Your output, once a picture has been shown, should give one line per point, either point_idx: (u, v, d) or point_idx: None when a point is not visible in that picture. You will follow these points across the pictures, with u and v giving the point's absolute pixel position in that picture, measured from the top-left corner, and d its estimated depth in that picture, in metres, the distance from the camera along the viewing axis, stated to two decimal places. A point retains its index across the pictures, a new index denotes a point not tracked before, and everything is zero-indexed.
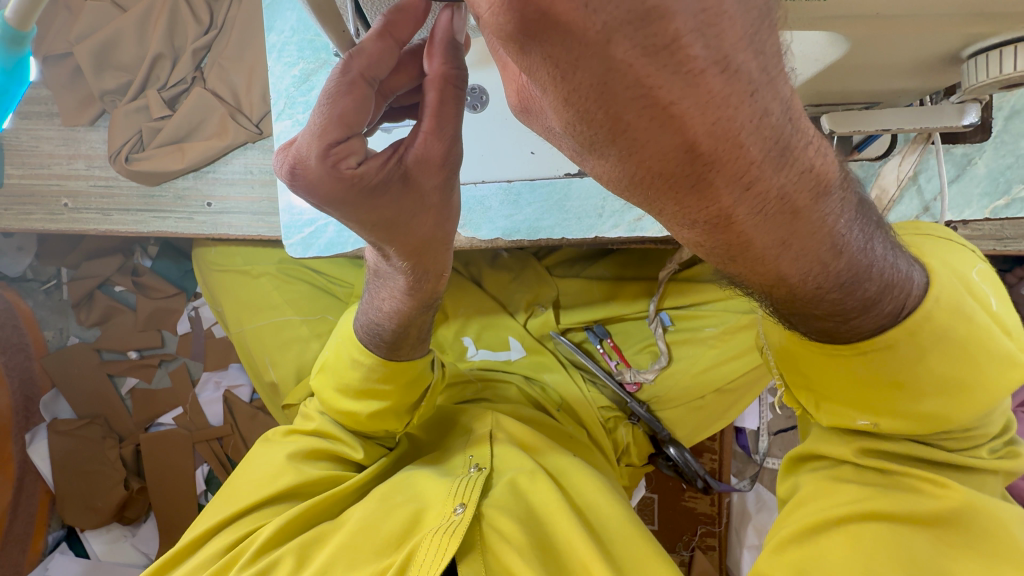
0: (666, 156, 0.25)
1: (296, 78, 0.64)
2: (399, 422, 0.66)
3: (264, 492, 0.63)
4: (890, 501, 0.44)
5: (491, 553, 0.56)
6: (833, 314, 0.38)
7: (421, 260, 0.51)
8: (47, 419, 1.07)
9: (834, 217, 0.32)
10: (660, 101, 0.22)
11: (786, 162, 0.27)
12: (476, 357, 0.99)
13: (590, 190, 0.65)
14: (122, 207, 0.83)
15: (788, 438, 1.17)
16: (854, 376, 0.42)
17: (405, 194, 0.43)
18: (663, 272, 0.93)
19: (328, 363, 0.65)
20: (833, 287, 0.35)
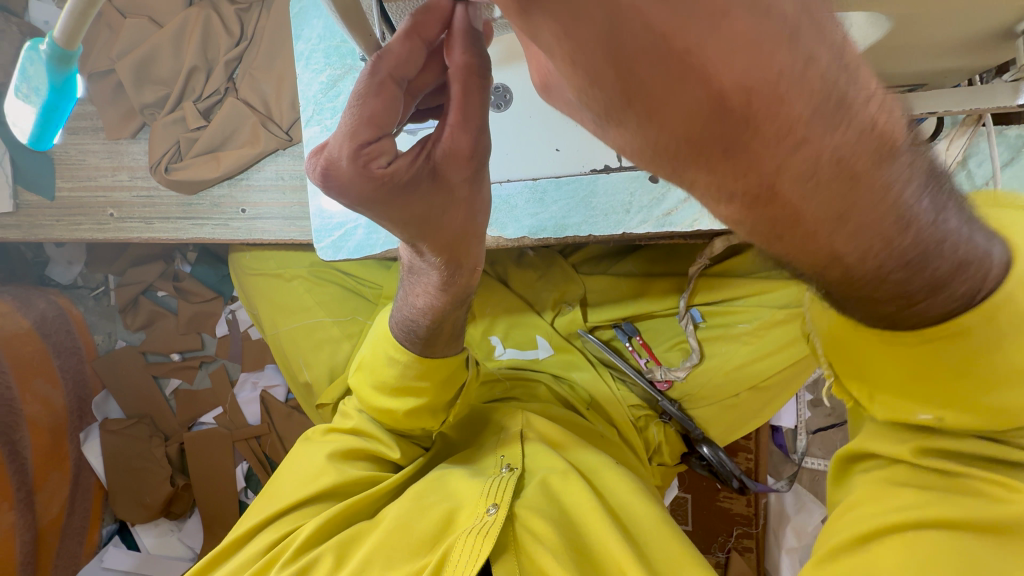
0: (692, 116, 0.23)
1: (324, 84, 0.65)
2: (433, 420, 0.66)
3: (306, 489, 0.65)
4: (945, 505, 0.42)
5: (526, 554, 0.56)
6: (896, 296, 0.34)
7: (455, 251, 0.51)
8: (98, 419, 1.13)
9: (897, 185, 0.28)
10: (676, 51, 0.21)
11: (839, 118, 0.24)
12: (504, 356, 0.99)
13: (616, 185, 0.64)
14: (163, 215, 0.87)
15: (828, 437, 1.14)
16: (917, 364, 0.39)
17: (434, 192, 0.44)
18: (692, 268, 0.90)
19: (365, 361, 0.66)
20: (899, 266, 0.31)
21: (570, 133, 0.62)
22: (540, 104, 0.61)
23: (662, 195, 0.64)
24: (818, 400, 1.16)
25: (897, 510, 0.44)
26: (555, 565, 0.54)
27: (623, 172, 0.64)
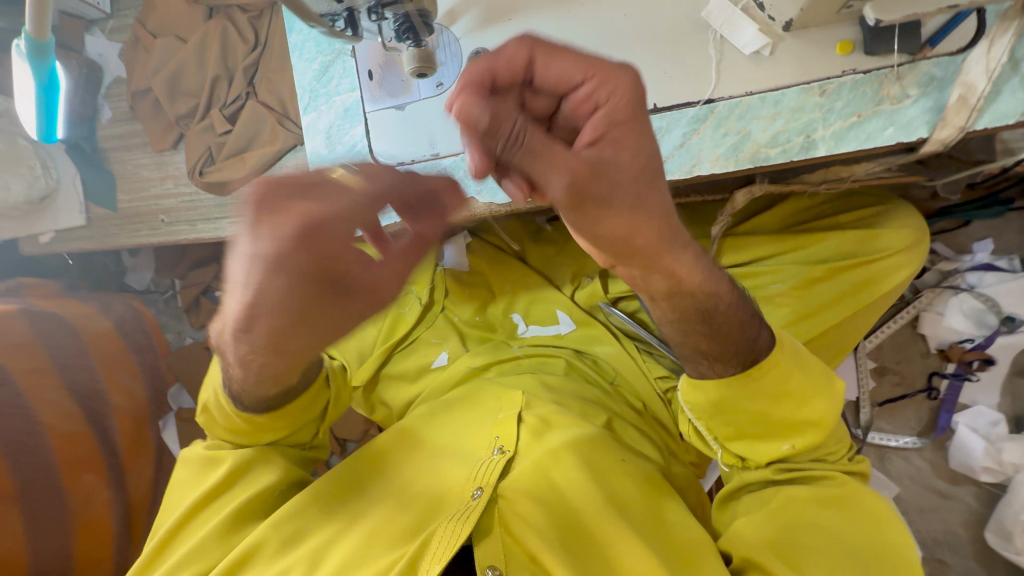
0: (620, 235, 0.41)
1: (317, 71, 0.69)
2: (315, 428, 0.68)
3: (209, 483, 0.64)
4: (809, 490, 0.57)
5: (509, 534, 0.57)
6: (718, 355, 0.53)
7: (313, 337, 0.40)
8: (174, 408, 1.28)
9: (730, 306, 0.50)
10: (630, 192, 0.40)
11: (686, 255, 0.45)
12: (527, 334, 0.98)
13: None
14: (204, 217, 0.95)
15: (896, 409, 1.05)
16: (750, 407, 0.55)
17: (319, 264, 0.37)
18: (715, 228, 0.83)
19: (211, 403, 0.64)
20: (715, 338, 0.51)
21: None
22: None
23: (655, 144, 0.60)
24: (883, 368, 1.05)
25: (782, 509, 0.56)
26: (545, 549, 0.55)
27: None
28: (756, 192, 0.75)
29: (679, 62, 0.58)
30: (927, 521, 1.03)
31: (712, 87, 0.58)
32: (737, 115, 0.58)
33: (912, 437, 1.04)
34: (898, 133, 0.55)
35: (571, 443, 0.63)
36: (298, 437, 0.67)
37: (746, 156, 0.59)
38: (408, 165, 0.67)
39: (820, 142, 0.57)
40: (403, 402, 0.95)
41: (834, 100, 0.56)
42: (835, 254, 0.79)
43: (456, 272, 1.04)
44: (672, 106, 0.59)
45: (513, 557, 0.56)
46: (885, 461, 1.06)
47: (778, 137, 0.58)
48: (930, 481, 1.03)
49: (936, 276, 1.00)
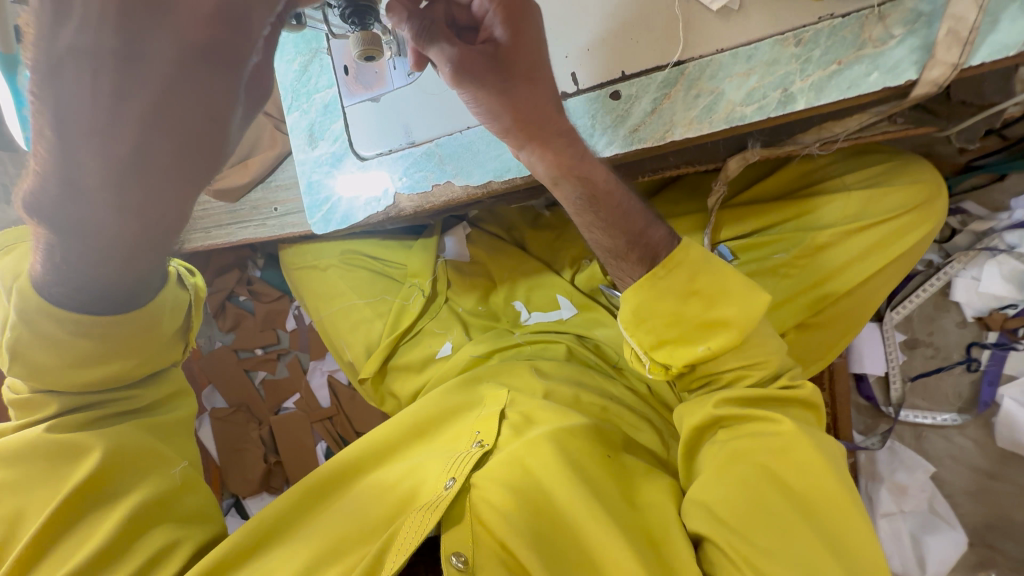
0: (520, 114, 0.55)
1: (298, 71, 0.71)
2: (167, 359, 0.61)
3: (73, 482, 0.56)
4: (755, 441, 0.57)
5: (480, 525, 0.60)
6: (614, 243, 0.60)
7: (172, 187, 0.37)
8: (207, 408, 1.35)
9: (622, 199, 0.59)
10: (521, 77, 0.55)
11: (571, 142, 0.57)
12: (530, 321, 0.97)
13: (577, 111, 0.61)
14: (216, 224, 1.00)
15: (932, 383, 0.97)
16: (661, 297, 0.57)
17: (213, 76, 0.34)
18: (713, 199, 0.77)
19: (20, 347, 0.51)
20: (616, 226, 0.59)
21: None
22: None
23: (626, 112, 0.59)
24: (914, 340, 0.98)
25: (738, 473, 0.56)
26: (509, 533, 0.58)
27: (581, 96, 0.61)
28: (750, 157, 0.70)
29: (645, 26, 0.57)
30: (975, 504, 0.95)
31: (681, 48, 0.56)
32: (708, 74, 0.56)
33: (952, 414, 0.96)
34: (884, 79, 0.51)
35: (550, 432, 0.68)
36: (147, 370, 0.59)
37: (720, 117, 0.56)
38: (388, 155, 0.69)
39: (799, 95, 0.53)
40: (409, 393, 0.97)
41: (812, 48, 0.52)
42: (823, 222, 0.75)
43: (457, 264, 1.04)
44: (641, 72, 0.58)
45: (483, 546, 0.59)
46: (923, 440, 0.98)
47: (754, 95, 0.55)
48: (976, 461, 0.95)
49: (969, 238, 0.92)
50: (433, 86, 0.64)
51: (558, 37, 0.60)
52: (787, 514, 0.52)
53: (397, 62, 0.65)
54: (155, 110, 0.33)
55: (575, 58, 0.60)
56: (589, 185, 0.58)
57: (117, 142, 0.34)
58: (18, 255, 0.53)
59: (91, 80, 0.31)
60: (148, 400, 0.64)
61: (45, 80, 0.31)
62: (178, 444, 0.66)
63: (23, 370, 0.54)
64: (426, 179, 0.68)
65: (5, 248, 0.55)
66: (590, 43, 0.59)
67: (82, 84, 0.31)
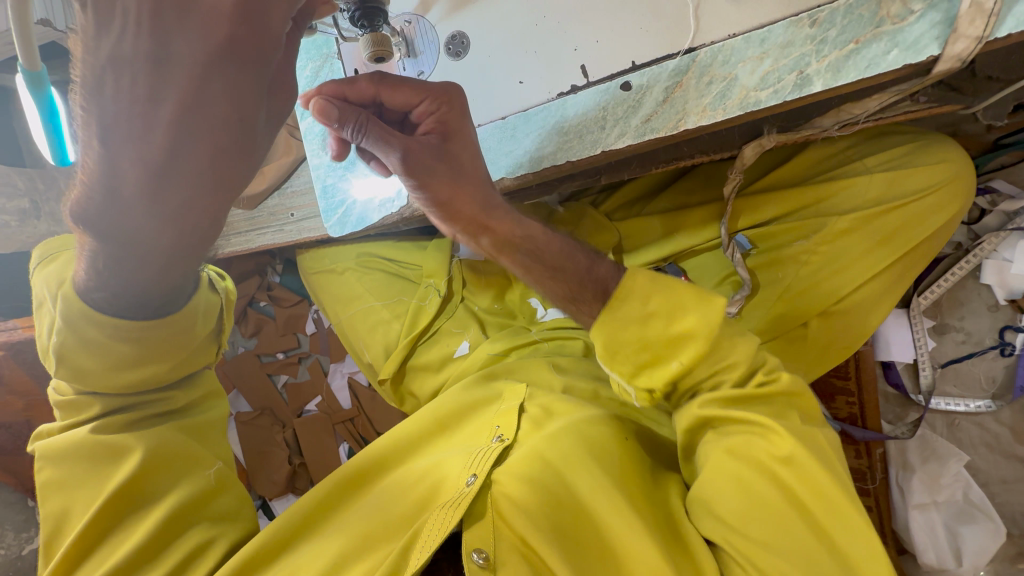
0: (452, 207, 0.56)
1: (309, 77, 0.72)
2: (200, 361, 0.62)
3: (111, 484, 0.57)
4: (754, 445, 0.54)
5: (499, 517, 0.60)
6: (565, 296, 0.58)
7: (201, 187, 0.38)
8: (232, 413, 1.37)
9: (567, 252, 0.58)
10: (441, 162, 0.55)
11: (506, 229, 0.57)
12: (547, 317, 0.96)
13: (588, 104, 0.61)
14: (235, 231, 1.02)
15: (964, 370, 0.94)
16: (622, 329, 0.54)
17: (242, 73, 0.35)
18: (728, 187, 0.75)
19: (64, 351, 0.52)
20: (561, 282, 0.57)
21: (532, 64, 0.61)
22: (495, 42, 0.62)
23: (638, 103, 0.59)
24: (943, 326, 0.95)
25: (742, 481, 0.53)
26: (529, 529, 0.57)
27: (590, 89, 0.60)
28: (766, 144, 0.69)
29: (654, 14, 0.56)
30: (1012, 492, 0.92)
31: (692, 35, 0.55)
32: (721, 60, 0.55)
33: (985, 401, 0.93)
34: (904, 55, 0.49)
35: (569, 428, 0.67)
36: (179, 373, 0.61)
37: (734, 103, 0.55)
38: None
39: (815, 77, 0.52)
40: (429, 391, 0.97)
41: (827, 28, 0.51)
42: (845, 206, 0.74)
43: (472, 263, 1.05)
44: (652, 62, 0.57)
45: (502, 538, 0.59)
46: (956, 428, 0.96)
47: (768, 79, 0.54)
48: (1012, 448, 0.92)
49: (999, 218, 0.89)
50: None
51: (564, 29, 0.59)
52: (807, 508, 0.51)
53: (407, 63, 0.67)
54: (186, 111, 0.35)
55: (585, 51, 0.59)
56: (532, 257, 0.57)
57: (149, 145, 0.35)
58: (61, 262, 0.55)
59: (132, 83, 0.33)
60: (182, 401, 0.64)
61: (93, 90, 0.34)
62: (212, 444, 0.67)
63: (69, 374, 0.55)
64: None
65: (48, 257, 0.57)
66: (600, 35, 0.58)
67: (122, 89, 0.34)
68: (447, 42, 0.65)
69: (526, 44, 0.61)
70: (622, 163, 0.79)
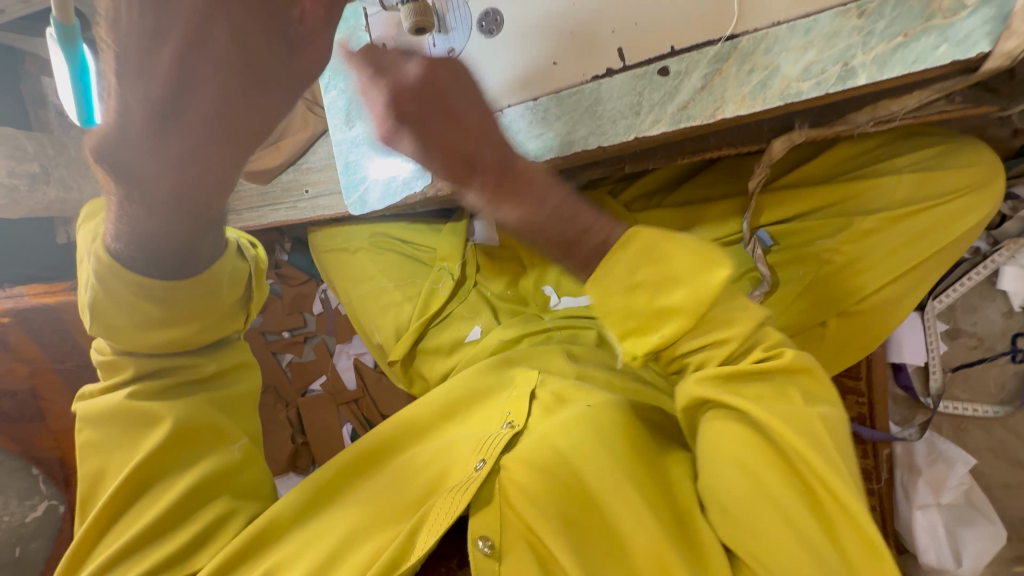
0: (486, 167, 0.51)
1: None
2: (227, 328, 0.61)
3: (142, 452, 0.58)
4: (763, 438, 0.53)
5: (507, 505, 0.60)
6: (566, 243, 0.54)
7: (212, 135, 0.38)
8: None
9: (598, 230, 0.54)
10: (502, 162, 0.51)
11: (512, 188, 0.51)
12: (559, 306, 0.95)
13: (622, 88, 0.59)
14: (249, 206, 1.02)
15: (974, 375, 0.95)
16: (613, 293, 0.54)
17: (253, 16, 0.37)
18: (754, 181, 0.75)
19: (98, 306, 0.52)
20: (561, 232, 0.53)
21: (568, 44, 0.60)
22: (533, 18, 0.60)
23: (675, 89, 0.57)
24: (956, 330, 0.95)
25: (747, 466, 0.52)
26: (540, 515, 0.57)
27: (627, 72, 0.58)
28: (795, 139, 0.67)
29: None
30: (1013, 496, 0.94)
31: (735, 21, 0.54)
32: (763, 49, 0.54)
33: (994, 407, 0.94)
34: (953, 51, 0.48)
35: (583, 415, 0.67)
36: (207, 338, 0.59)
37: (775, 93, 0.54)
38: None
39: (861, 69, 0.51)
40: (440, 375, 0.97)
41: (875, 20, 0.50)
42: (873, 206, 0.73)
43: (486, 248, 1.04)
44: (691, 47, 0.56)
45: (511, 525, 0.59)
46: (962, 432, 0.97)
47: (811, 70, 0.52)
48: (1015, 453, 0.93)
49: (1020, 225, 0.89)
50: (475, 66, 0.64)
51: (604, 10, 0.57)
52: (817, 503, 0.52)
53: (437, 39, 0.64)
54: (188, 46, 0.35)
55: (623, 33, 0.58)
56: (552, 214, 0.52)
57: (155, 85, 0.36)
58: (99, 220, 0.54)
59: (139, 13, 0.34)
60: (207, 370, 0.62)
61: (110, 25, 0.35)
62: (241, 417, 0.67)
63: (103, 330, 0.54)
64: None
65: (91, 215, 0.57)
66: (639, 17, 0.57)
67: (130, 21, 0.35)
68: (479, 18, 0.63)
69: (562, 24, 0.59)
70: (648, 152, 0.77)
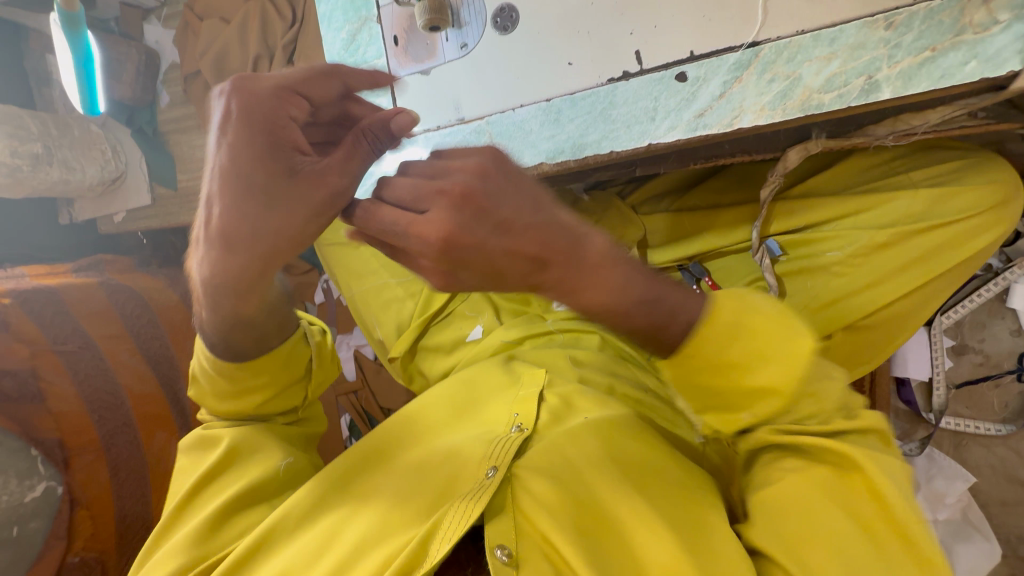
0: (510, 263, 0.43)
1: (346, 40, 0.71)
2: (295, 393, 0.74)
3: (203, 469, 0.67)
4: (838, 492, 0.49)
5: (521, 514, 0.58)
6: (638, 332, 0.48)
7: (284, 215, 0.48)
8: None
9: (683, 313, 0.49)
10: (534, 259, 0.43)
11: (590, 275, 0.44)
12: (562, 308, 0.95)
13: (638, 92, 0.58)
14: None
15: (978, 392, 0.94)
16: (695, 371, 0.50)
17: (290, 136, 0.48)
18: (765, 190, 0.74)
19: (205, 376, 0.68)
20: (646, 326, 0.48)
21: (583, 45, 0.58)
22: (548, 16, 0.59)
23: (692, 96, 0.56)
24: (962, 347, 0.94)
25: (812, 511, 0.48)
26: (551, 524, 0.56)
27: (644, 76, 0.57)
28: (811, 149, 0.66)
29: (721, 3, 0.53)
30: (1011, 515, 0.92)
31: (757, 28, 0.52)
32: (786, 57, 0.52)
33: (996, 425, 0.93)
34: (982, 68, 0.46)
35: (590, 426, 0.67)
36: (281, 400, 0.72)
37: (795, 104, 0.52)
38: (435, 131, 0.68)
39: (885, 82, 0.50)
40: (438, 373, 0.97)
41: (903, 32, 0.49)
42: (888, 221, 0.71)
43: None
44: (711, 53, 0.54)
45: (525, 537, 0.57)
46: (962, 449, 0.96)
47: (834, 81, 0.51)
48: (1017, 472, 0.92)
49: None
50: (488, 63, 0.63)
51: (622, 11, 0.56)
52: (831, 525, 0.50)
53: (450, 35, 0.63)
54: (260, 160, 0.46)
55: (641, 36, 0.56)
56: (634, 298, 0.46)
57: (240, 182, 0.46)
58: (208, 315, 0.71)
59: (245, 135, 0.46)
60: (270, 414, 0.73)
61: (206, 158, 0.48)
62: (278, 441, 0.71)
63: (201, 395, 0.71)
64: None
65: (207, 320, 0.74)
66: (657, 21, 0.55)
67: (235, 139, 0.46)
68: (494, 14, 0.61)
69: (579, 24, 0.58)
70: (660, 156, 0.76)
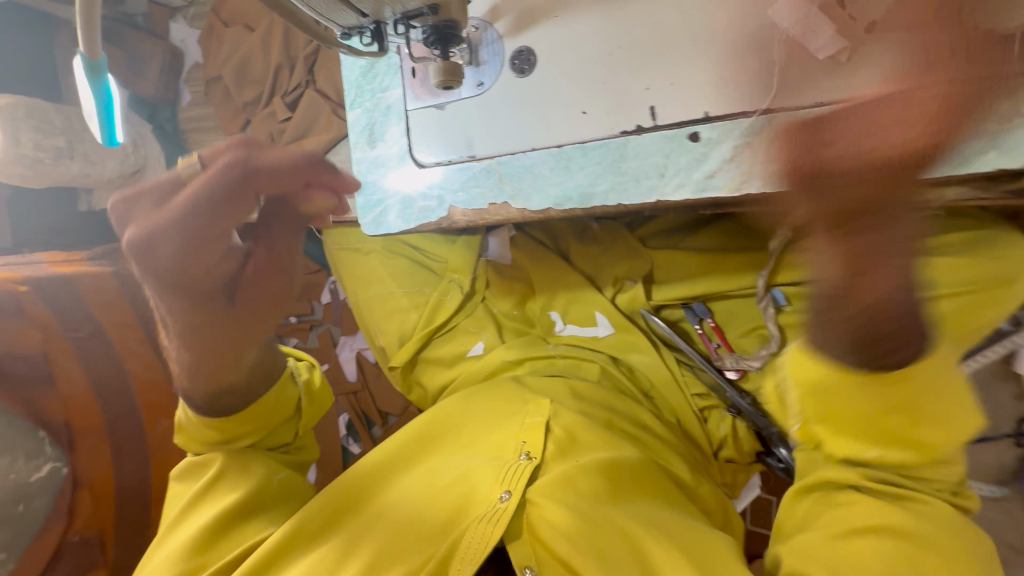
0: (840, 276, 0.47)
1: (363, 68, 0.70)
2: (280, 433, 0.77)
3: (202, 483, 0.71)
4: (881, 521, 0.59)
5: (539, 541, 0.63)
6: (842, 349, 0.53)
7: (232, 317, 0.67)
8: None
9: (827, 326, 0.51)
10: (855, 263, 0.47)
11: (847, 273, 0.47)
12: (564, 332, 0.95)
13: (649, 147, 0.57)
14: None
15: (975, 453, 0.93)
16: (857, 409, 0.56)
17: (182, 280, 0.63)
18: (776, 241, 0.74)
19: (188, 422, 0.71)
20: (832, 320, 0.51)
21: (599, 95, 0.58)
22: (566, 64, 0.59)
23: (703, 156, 0.55)
24: None
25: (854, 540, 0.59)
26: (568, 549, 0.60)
27: (657, 132, 0.57)
28: None
29: (739, 65, 0.52)
30: None
31: (773, 95, 0.52)
32: (801, 127, 0.51)
33: (991, 487, 0.93)
34: None
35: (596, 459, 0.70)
36: (271, 440, 0.77)
37: None
38: (447, 166, 0.67)
39: None
40: (441, 384, 0.99)
41: None
42: None
43: (498, 265, 1.02)
44: (726, 115, 0.54)
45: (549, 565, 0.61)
46: None
47: None
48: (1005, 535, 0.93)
49: None
50: (503, 105, 0.62)
51: (639, 66, 0.56)
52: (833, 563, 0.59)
53: (466, 71, 0.63)
54: (197, 296, 0.64)
55: (658, 92, 0.56)
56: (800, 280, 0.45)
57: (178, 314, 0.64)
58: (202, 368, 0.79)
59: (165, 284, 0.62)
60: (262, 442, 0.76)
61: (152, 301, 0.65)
62: (267, 459, 0.75)
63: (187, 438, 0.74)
64: (482, 196, 0.65)
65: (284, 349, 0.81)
66: (674, 77, 0.55)
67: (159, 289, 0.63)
68: (512, 56, 0.61)
69: (596, 73, 0.58)
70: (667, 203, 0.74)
